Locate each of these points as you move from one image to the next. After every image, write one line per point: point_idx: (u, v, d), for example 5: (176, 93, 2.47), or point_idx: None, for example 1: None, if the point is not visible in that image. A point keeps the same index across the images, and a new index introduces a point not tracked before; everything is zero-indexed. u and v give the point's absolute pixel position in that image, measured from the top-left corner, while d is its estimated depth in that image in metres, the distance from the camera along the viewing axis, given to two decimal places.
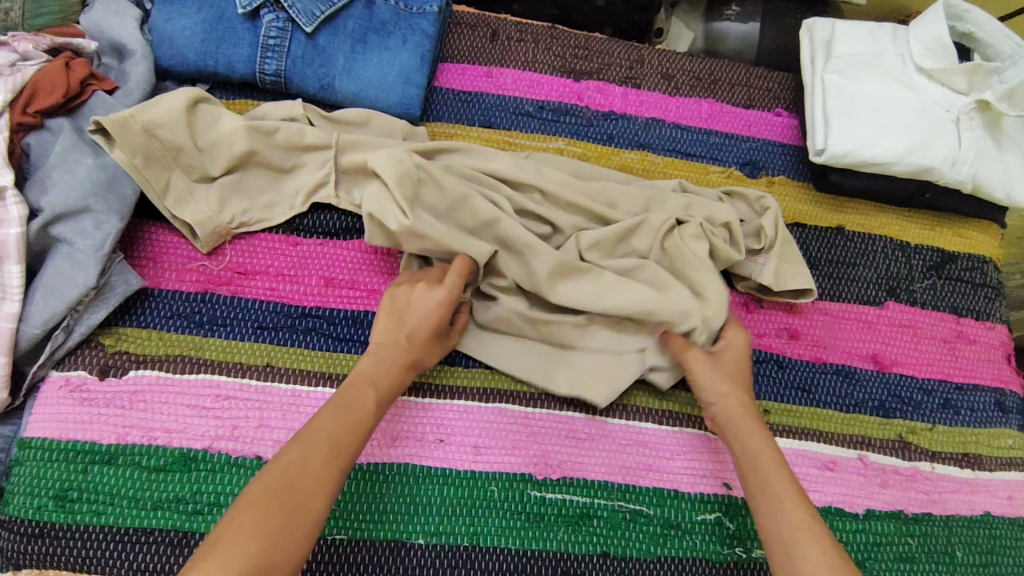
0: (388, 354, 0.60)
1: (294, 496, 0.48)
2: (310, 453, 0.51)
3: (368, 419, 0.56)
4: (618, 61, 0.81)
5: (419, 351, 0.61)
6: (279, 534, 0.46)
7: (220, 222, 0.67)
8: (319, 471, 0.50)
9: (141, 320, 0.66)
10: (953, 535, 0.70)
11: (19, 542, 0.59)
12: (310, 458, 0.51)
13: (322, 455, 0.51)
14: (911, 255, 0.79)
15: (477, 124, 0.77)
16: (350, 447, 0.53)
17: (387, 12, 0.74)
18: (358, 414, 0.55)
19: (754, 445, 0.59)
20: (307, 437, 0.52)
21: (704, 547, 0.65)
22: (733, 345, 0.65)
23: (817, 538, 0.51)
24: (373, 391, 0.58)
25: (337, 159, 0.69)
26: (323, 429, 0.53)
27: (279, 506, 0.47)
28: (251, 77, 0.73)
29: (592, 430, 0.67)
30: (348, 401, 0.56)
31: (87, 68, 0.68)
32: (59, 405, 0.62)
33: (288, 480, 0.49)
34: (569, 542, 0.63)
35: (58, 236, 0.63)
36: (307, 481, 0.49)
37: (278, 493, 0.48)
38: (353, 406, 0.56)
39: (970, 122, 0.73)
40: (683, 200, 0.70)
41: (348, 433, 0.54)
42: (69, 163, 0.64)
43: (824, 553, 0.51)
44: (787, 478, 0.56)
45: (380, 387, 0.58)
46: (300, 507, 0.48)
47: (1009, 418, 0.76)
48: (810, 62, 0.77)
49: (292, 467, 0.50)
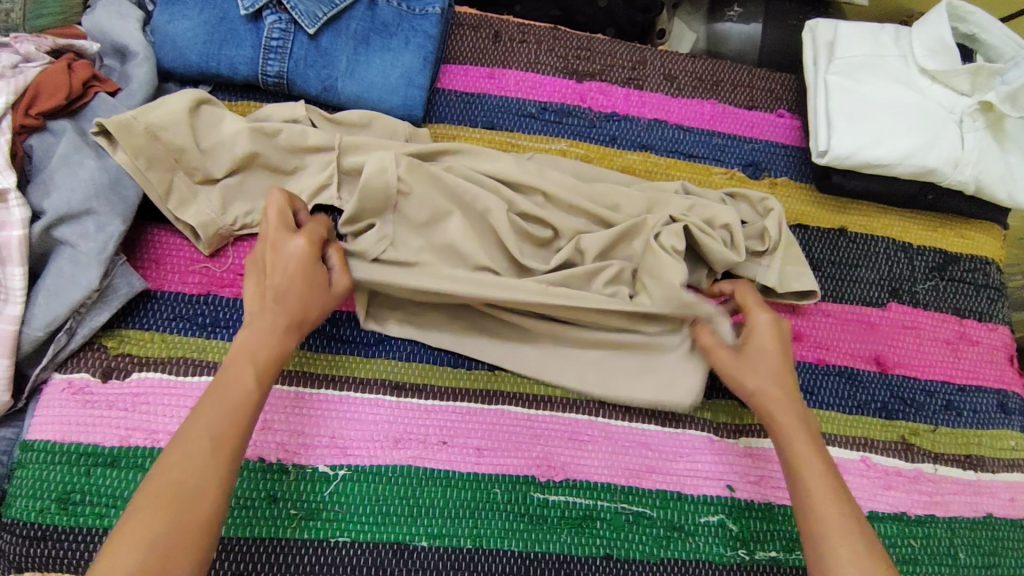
0: (265, 321, 0.58)
1: (179, 491, 0.48)
2: (195, 443, 0.50)
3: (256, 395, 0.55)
4: (620, 62, 0.81)
5: (294, 309, 0.59)
6: (169, 533, 0.46)
7: (223, 223, 0.67)
8: (204, 465, 0.50)
9: (144, 322, 0.66)
10: (957, 536, 0.70)
11: (22, 545, 0.59)
12: (197, 448, 0.50)
13: (207, 446, 0.50)
14: (913, 256, 0.79)
15: (479, 125, 0.77)
16: (235, 427, 0.52)
17: (389, 13, 0.74)
18: (235, 394, 0.54)
19: (795, 442, 0.58)
20: (188, 428, 0.51)
21: (708, 549, 0.65)
22: (764, 326, 0.64)
23: (846, 531, 0.53)
24: (250, 365, 0.55)
25: (340, 160, 0.69)
26: (208, 415, 0.52)
27: (167, 504, 0.47)
28: (253, 78, 0.73)
29: (595, 431, 0.67)
30: (225, 381, 0.54)
31: (89, 70, 0.68)
32: (62, 407, 0.62)
33: (174, 481, 0.48)
34: (572, 544, 0.63)
35: (60, 238, 0.63)
36: (191, 479, 0.49)
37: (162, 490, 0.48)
38: (236, 384, 0.54)
39: (973, 123, 0.73)
40: (685, 201, 0.70)
41: (232, 418, 0.53)
42: (71, 165, 0.64)
43: (851, 548, 0.52)
44: (828, 482, 0.56)
45: (261, 358, 0.56)
46: (186, 499, 0.48)
47: (1012, 420, 0.76)
48: (811, 64, 0.77)
49: (178, 460, 0.50)
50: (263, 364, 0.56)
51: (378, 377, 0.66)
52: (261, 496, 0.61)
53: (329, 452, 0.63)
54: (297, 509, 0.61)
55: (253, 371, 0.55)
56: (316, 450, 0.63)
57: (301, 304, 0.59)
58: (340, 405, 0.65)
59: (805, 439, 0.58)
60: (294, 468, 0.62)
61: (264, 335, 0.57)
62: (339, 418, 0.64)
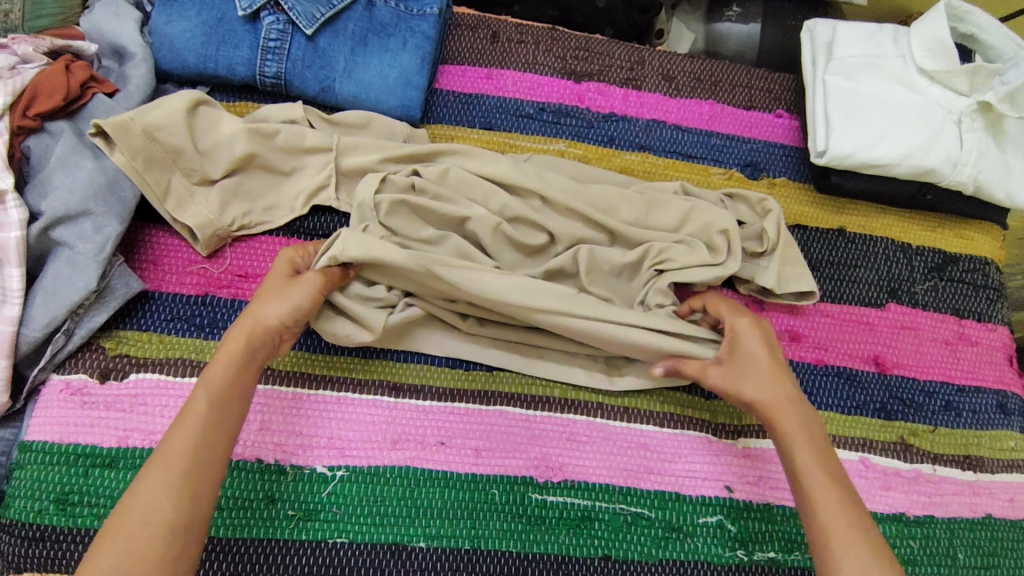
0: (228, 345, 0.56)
1: (131, 525, 0.47)
2: (146, 475, 0.50)
3: (215, 421, 0.53)
4: (619, 62, 0.81)
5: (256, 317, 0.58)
6: (126, 563, 0.46)
7: (220, 224, 0.67)
8: (158, 493, 0.49)
9: (142, 323, 0.66)
10: (956, 537, 0.69)
11: (19, 546, 0.58)
12: (152, 482, 0.49)
13: (156, 476, 0.49)
14: (913, 256, 0.79)
15: (477, 126, 0.77)
16: (186, 458, 0.50)
17: (388, 13, 0.74)
18: (193, 422, 0.52)
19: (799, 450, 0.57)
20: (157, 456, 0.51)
21: (706, 549, 0.64)
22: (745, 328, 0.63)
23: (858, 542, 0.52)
24: (202, 392, 0.54)
25: (338, 161, 0.69)
26: (172, 450, 0.51)
27: (120, 538, 0.47)
28: (251, 79, 0.73)
29: (593, 432, 0.67)
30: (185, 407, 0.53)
31: (87, 71, 0.68)
32: (60, 408, 0.62)
33: (127, 511, 0.48)
34: (570, 545, 0.63)
35: (58, 239, 0.63)
36: (142, 506, 0.48)
37: (113, 524, 0.48)
38: (189, 414, 0.53)
39: (972, 123, 0.72)
40: (683, 204, 0.70)
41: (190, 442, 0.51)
42: (69, 166, 0.64)
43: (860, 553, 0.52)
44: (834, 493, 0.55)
45: (213, 384, 0.54)
46: (144, 531, 0.47)
47: (1012, 420, 0.76)
48: (810, 63, 0.77)
49: (132, 496, 0.49)
50: (217, 391, 0.54)
51: (379, 378, 0.66)
52: (258, 497, 0.61)
53: (326, 453, 0.63)
54: (295, 510, 0.61)
55: (205, 400, 0.53)
56: (315, 451, 0.63)
57: (270, 322, 0.58)
58: (337, 406, 0.65)
59: (808, 446, 0.57)
60: (292, 469, 0.62)
61: (222, 358, 0.55)
62: (337, 420, 0.64)
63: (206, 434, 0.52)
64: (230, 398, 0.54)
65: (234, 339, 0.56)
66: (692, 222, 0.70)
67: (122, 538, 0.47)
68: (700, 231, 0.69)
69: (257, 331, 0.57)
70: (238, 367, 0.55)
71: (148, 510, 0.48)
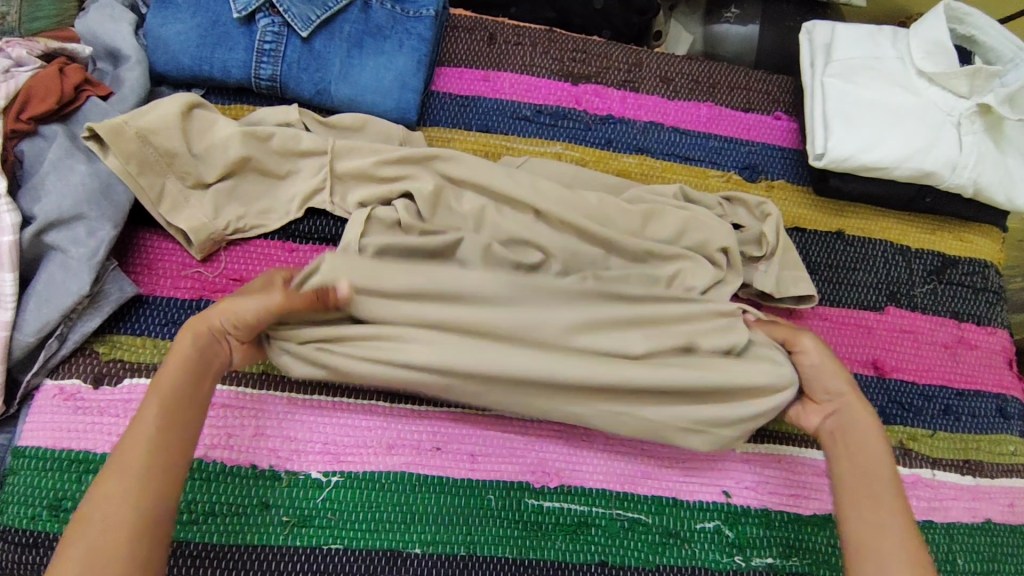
0: (181, 343, 0.55)
1: (94, 529, 0.46)
2: (103, 482, 0.49)
3: (170, 424, 0.52)
4: (617, 64, 0.80)
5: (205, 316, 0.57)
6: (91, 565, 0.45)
7: (215, 227, 0.66)
8: (116, 500, 0.48)
9: (136, 328, 0.65)
10: (955, 542, 0.69)
11: (13, 552, 0.58)
12: (110, 489, 0.48)
13: (113, 481, 0.48)
14: (912, 259, 0.78)
15: (474, 129, 0.76)
16: (142, 460, 0.50)
17: (384, 16, 0.74)
18: (146, 427, 0.51)
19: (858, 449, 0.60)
20: (111, 465, 0.50)
21: (704, 555, 0.64)
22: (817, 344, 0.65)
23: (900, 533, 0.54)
24: (155, 394, 0.53)
25: (333, 165, 0.69)
26: (127, 458, 0.49)
27: (82, 543, 0.46)
28: (246, 82, 0.72)
29: (590, 436, 0.66)
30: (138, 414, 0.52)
31: (81, 74, 0.67)
32: (53, 414, 0.62)
33: (84, 519, 0.47)
34: (566, 550, 0.62)
35: (51, 244, 0.62)
36: (101, 512, 0.47)
37: (75, 529, 0.47)
38: (143, 419, 0.52)
39: (971, 126, 0.72)
40: (681, 217, 0.69)
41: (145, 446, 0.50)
42: (62, 170, 0.63)
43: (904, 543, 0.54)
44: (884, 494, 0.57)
45: (164, 384, 0.53)
46: (104, 531, 0.46)
47: (1011, 424, 0.75)
48: (809, 65, 0.77)
49: (89, 501, 0.48)
50: (169, 392, 0.53)
51: None
52: (252, 503, 0.60)
53: (322, 459, 0.63)
54: (289, 516, 0.60)
55: (159, 401, 0.52)
56: (310, 456, 0.63)
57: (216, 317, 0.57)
58: (333, 411, 0.64)
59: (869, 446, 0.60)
60: (287, 474, 0.62)
61: (174, 357, 0.55)
62: (333, 424, 0.64)
63: (162, 434, 0.51)
64: (183, 400, 0.53)
65: (184, 338, 0.56)
66: (690, 234, 0.69)
67: (83, 541, 0.46)
68: (698, 246, 0.68)
69: (211, 328, 0.57)
70: (190, 367, 0.55)
71: (106, 514, 0.47)
